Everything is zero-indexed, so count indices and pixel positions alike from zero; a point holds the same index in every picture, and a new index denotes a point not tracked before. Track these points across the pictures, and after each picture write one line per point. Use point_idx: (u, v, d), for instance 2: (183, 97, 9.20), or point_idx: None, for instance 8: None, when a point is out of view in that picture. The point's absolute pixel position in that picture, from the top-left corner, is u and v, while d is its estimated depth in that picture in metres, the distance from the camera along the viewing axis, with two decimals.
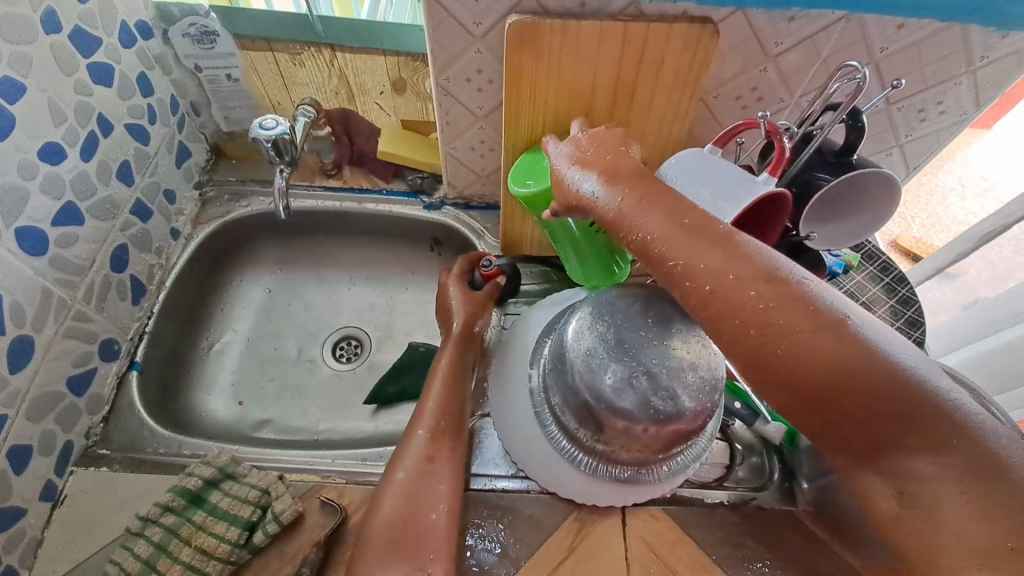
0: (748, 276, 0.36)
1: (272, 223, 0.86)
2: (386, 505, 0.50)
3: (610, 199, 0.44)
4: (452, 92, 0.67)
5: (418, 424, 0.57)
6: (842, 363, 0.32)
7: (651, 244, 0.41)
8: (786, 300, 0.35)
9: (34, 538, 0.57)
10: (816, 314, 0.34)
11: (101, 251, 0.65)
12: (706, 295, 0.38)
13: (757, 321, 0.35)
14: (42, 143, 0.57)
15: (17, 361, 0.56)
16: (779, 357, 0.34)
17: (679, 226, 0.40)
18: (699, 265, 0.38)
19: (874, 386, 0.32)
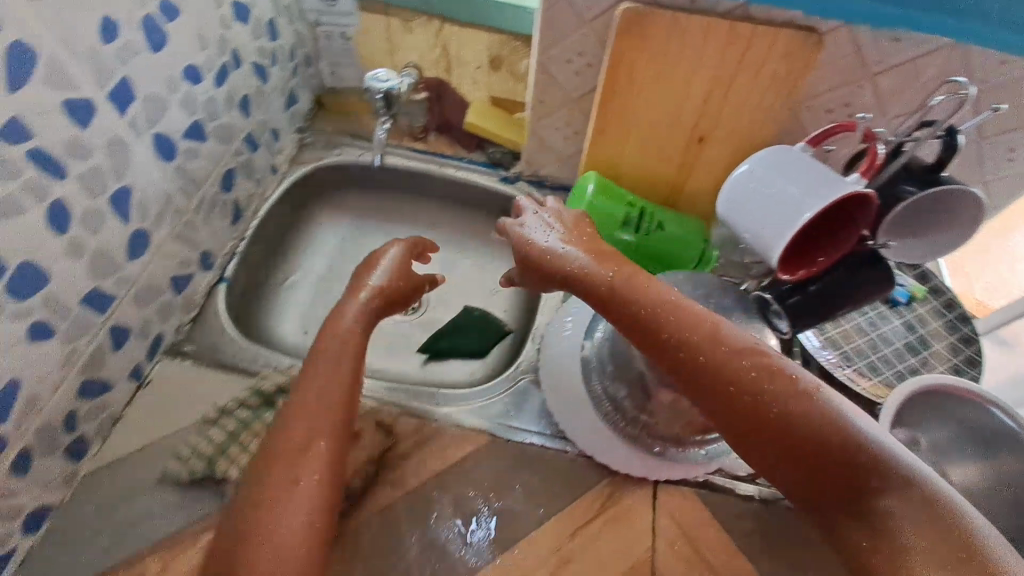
0: (734, 349, 0.43)
1: (357, 174, 0.92)
2: (272, 477, 0.45)
3: (604, 275, 0.52)
4: (551, 71, 0.71)
5: (299, 394, 0.51)
6: (813, 419, 0.39)
7: (644, 319, 0.48)
8: (763, 370, 0.42)
9: (112, 415, 0.62)
10: (786, 378, 0.41)
11: (215, 170, 0.71)
12: (699, 363, 0.44)
13: (739, 386, 0.42)
14: (185, 64, 0.62)
15: (134, 250, 0.60)
16: (764, 415, 0.41)
17: (673, 301, 0.48)
18: (688, 335, 0.45)
19: (840, 435, 0.38)
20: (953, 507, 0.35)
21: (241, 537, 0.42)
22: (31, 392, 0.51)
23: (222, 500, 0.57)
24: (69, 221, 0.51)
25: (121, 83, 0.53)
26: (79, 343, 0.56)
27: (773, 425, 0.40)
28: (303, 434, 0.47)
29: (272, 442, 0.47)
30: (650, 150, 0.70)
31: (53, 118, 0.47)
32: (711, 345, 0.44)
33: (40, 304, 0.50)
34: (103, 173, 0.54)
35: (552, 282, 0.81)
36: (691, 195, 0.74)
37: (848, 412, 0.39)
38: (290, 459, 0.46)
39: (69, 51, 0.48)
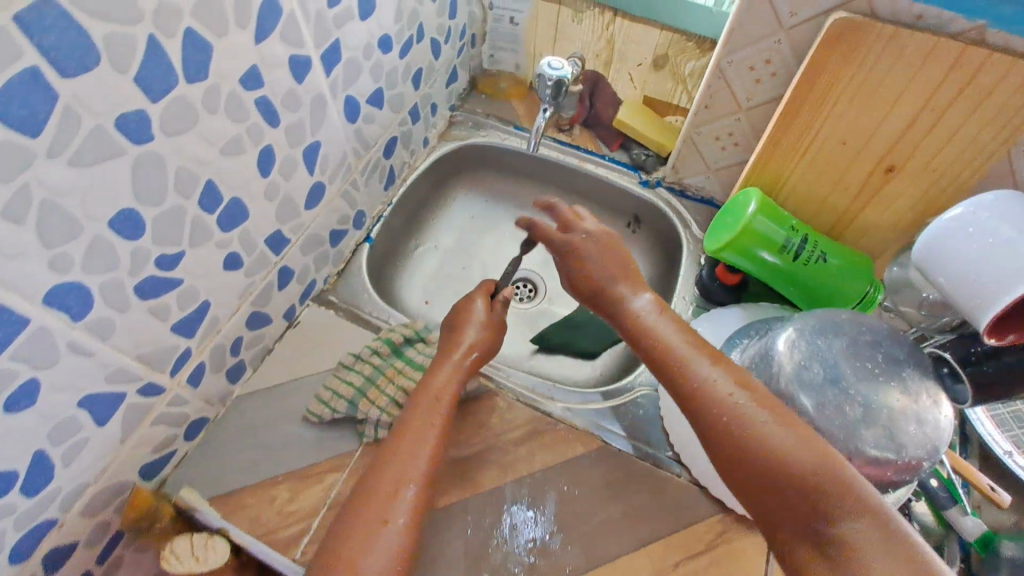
0: (727, 380, 0.47)
1: (497, 158, 0.94)
2: (408, 437, 0.53)
3: (642, 311, 0.55)
4: (727, 76, 0.67)
5: (445, 353, 0.62)
6: (791, 440, 0.43)
7: (671, 354, 0.51)
8: (753, 391, 0.46)
9: (266, 347, 0.67)
10: (767, 400, 0.46)
11: (383, 137, 0.75)
12: (695, 395, 0.47)
13: (738, 422, 0.44)
14: (383, 34, 0.66)
15: (312, 200, 0.65)
16: (742, 437, 0.44)
17: (693, 347, 0.51)
18: (694, 376, 0.48)
19: (816, 463, 0.41)
20: (901, 534, 0.38)
21: (345, 526, 0.47)
22: (215, 313, 0.57)
23: (363, 440, 0.61)
24: (272, 165, 0.56)
25: (333, 45, 0.57)
26: (256, 278, 0.60)
27: (761, 457, 0.43)
28: (443, 386, 0.58)
29: (405, 419, 0.55)
30: (827, 172, 0.64)
31: (280, 70, 0.51)
32: (715, 382, 0.47)
33: (237, 236, 0.55)
34: (303, 127, 0.58)
35: (681, 295, 0.78)
36: (864, 225, 0.67)
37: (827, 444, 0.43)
38: (430, 413, 0.55)
39: (304, 12, 0.52)
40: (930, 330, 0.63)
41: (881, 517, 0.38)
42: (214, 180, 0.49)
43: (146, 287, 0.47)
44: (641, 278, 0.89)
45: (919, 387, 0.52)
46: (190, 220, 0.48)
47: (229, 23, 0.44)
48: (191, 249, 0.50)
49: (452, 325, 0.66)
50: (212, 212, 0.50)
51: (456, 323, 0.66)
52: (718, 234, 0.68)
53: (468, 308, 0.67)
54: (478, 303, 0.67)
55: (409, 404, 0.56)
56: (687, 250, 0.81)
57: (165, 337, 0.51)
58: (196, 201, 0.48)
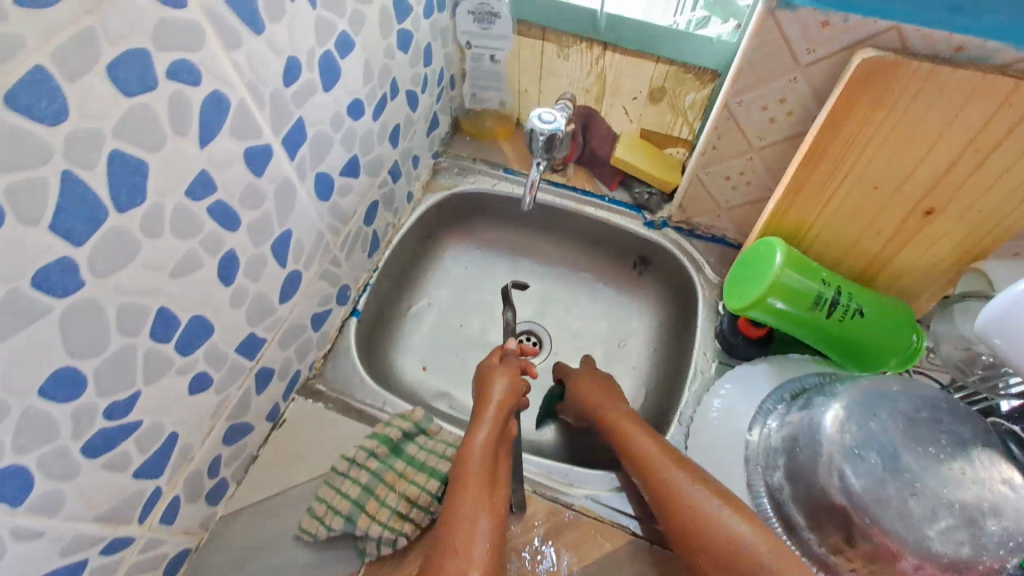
0: (685, 472, 0.53)
1: (488, 205, 0.87)
2: (466, 501, 0.48)
3: (617, 415, 0.62)
4: (738, 116, 0.60)
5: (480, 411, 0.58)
6: (734, 528, 0.46)
7: (640, 457, 0.56)
8: (706, 483, 0.51)
9: (251, 454, 0.61)
10: (718, 492, 0.50)
11: (362, 205, 0.68)
12: (657, 489, 0.53)
13: (703, 521, 0.48)
14: (353, 99, 0.59)
15: (287, 292, 0.58)
16: (695, 524, 0.48)
17: (659, 445, 0.56)
18: (672, 481, 0.52)
19: (760, 554, 0.44)
20: None
21: None
22: (185, 441, 0.50)
23: (364, 559, 0.55)
24: (236, 270, 0.49)
25: (295, 125, 0.51)
26: (230, 390, 0.54)
27: (721, 553, 0.46)
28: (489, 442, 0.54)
29: (464, 481, 0.50)
30: (856, 217, 0.58)
31: (234, 168, 0.45)
32: (677, 479, 0.52)
33: (203, 355, 0.48)
34: (269, 220, 0.51)
35: (700, 351, 0.71)
36: (899, 267, 0.61)
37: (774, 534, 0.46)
38: (482, 476, 0.51)
39: (256, 99, 0.45)
40: (984, 389, 0.58)
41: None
42: (167, 306, 0.43)
43: (95, 442, 0.41)
44: (652, 324, 0.83)
45: (996, 474, 0.45)
46: (143, 356, 0.42)
47: (166, 132, 0.38)
48: (148, 385, 0.44)
49: (478, 383, 0.63)
50: (167, 340, 0.44)
51: (482, 380, 0.62)
52: (741, 291, 0.62)
53: (487, 366, 0.64)
54: (500, 368, 0.63)
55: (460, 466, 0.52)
56: (701, 297, 0.75)
57: (128, 486, 0.45)
58: (148, 334, 0.42)
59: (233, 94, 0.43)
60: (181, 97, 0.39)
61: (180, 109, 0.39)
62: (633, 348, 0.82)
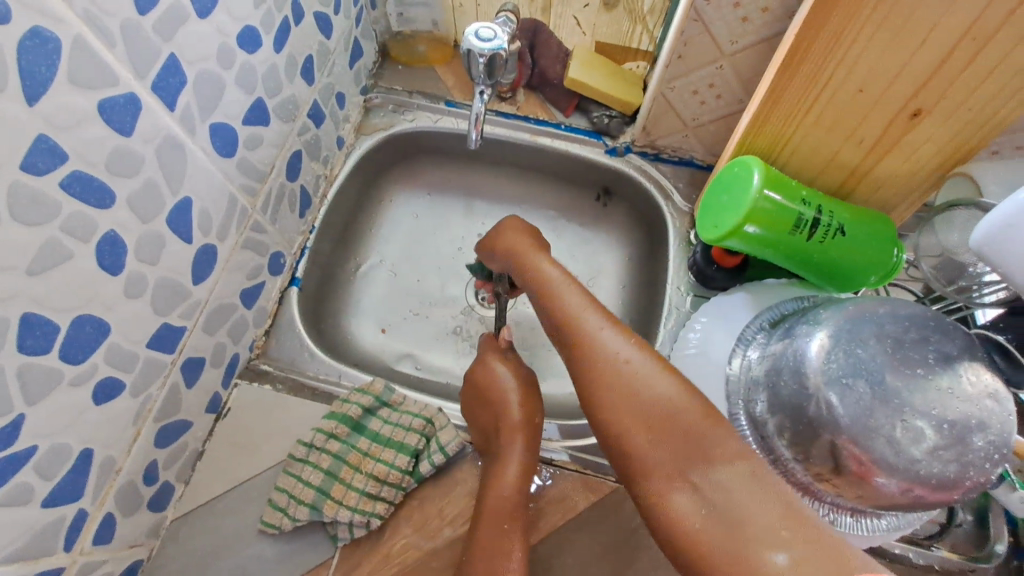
0: (631, 346, 0.41)
1: (433, 144, 0.78)
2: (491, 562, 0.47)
3: (563, 287, 0.47)
4: (706, 18, 0.53)
5: (505, 435, 0.53)
6: (664, 396, 0.38)
7: (586, 339, 0.42)
8: (641, 345, 0.42)
9: (195, 452, 0.55)
10: (649, 353, 0.41)
11: (280, 157, 0.58)
12: (605, 373, 0.40)
13: (621, 379, 0.40)
14: (243, 27, 0.48)
15: (201, 272, 0.49)
16: (632, 388, 0.39)
17: (598, 306, 0.45)
18: (591, 349, 0.42)
19: (695, 410, 0.37)
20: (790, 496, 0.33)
21: None
22: (105, 456, 0.44)
23: (337, 544, 0.52)
24: (124, 257, 0.40)
25: (166, 65, 0.40)
26: (150, 390, 0.47)
27: (641, 423, 0.38)
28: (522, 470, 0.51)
29: (504, 524, 0.48)
30: (838, 123, 0.52)
31: (88, 128, 0.35)
32: (625, 355, 0.41)
33: (103, 359, 0.41)
34: (156, 190, 0.42)
35: (675, 285, 0.67)
36: (879, 178, 0.56)
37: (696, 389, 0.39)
38: (507, 527, 0.48)
39: (100, 34, 0.35)
40: (961, 298, 0.55)
41: (752, 465, 0.35)
42: (33, 310, 0.34)
43: None
44: (623, 260, 0.77)
45: (982, 389, 0.43)
46: (15, 374, 0.34)
47: None
48: (32, 406, 0.36)
49: (489, 402, 0.56)
50: (45, 351, 0.36)
51: (499, 402, 0.55)
52: (715, 219, 0.57)
53: (497, 377, 0.56)
54: (504, 360, 0.58)
55: (495, 504, 0.49)
56: (671, 228, 0.70)
57: (37, 520, 0.39)
58: (15, 348, 0.34)
59: (62, 28, 0.32)
60: None
61: None
62: (603, 287, 0.77)
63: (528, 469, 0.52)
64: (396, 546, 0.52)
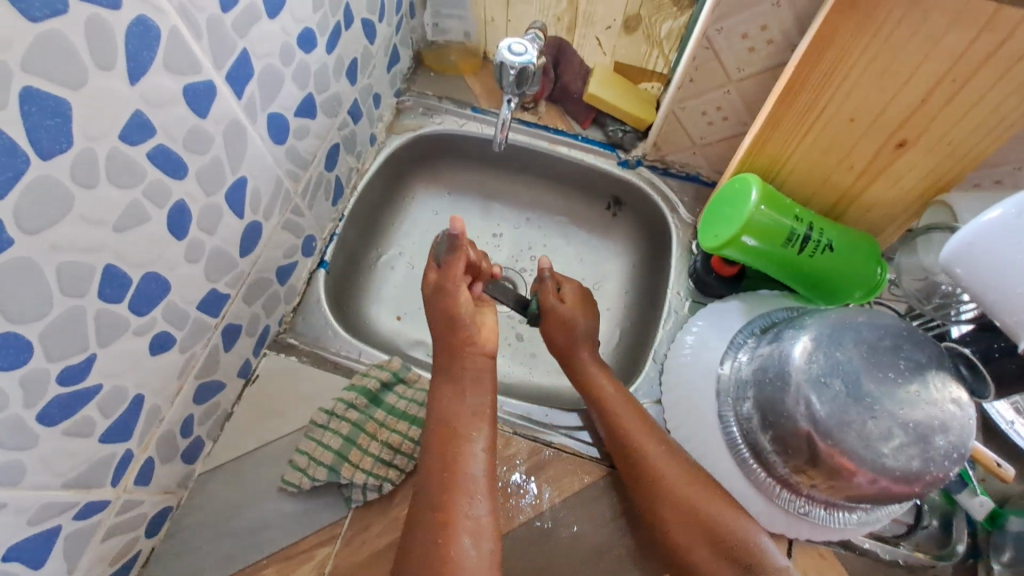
0: (676, 463, 0.55)
1: (457, 147, 0.83)
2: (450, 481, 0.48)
3: (607, 390, 0.61)
4: (717, 47, 0.58)
5: (461, 370, 0.54)
6: (716, 522, 0.52)
7: (627, 447, 0.57)
8: (682, 463, 0.55)
9: (225, 412, 0.59)
10: (690, 473, 0.55)
11: (322, 148, 0.64)
12: (650, 478, 0.55)
13: (672, 492, 0.53)
14: (303, 29, 0.53)
15: (247, 246, 0.55)
16: (683, 510, 0.53)
17: (643, 419, 0.58)
18: (648, 462, 0.55)
19: (735, 527, 0.51)
20: None
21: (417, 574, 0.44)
22: (153, 403, 0.48)
23: (350, 505, 0.56)
24: (188, 224, 0.45)
25: (240, 58, 0.46)
26: (196, 348, 0.52)
27: (693, 527, 0.52)
28: (480, 404, 0.53)
29: (461, 460, 0.49)
30: (831, 149, 0.58)
31: (173, 107, 0.41)
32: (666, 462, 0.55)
33: (162, 314, 0.46)
34: (220, 168, 0.47)
35: (675, 291, 0.72)
36: (867, 202, 0.61)
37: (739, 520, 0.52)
38: (459, 446, 0.50)
39: (192, 29, 0.40)
40: (939, 316, 0.61)
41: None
42: (113, 263, 0.40)
43: (52, 410, 0.39)
44: (628, 266, 0.82)
45: (947, 394, 0.48)
46: (94, 317, 0.39)
47: (87, 65, 0.34)
48: (103, 348, 0.41)
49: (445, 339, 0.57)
50: (119, 300, 0.41)
51: (455, 329, 0.55)
52: (716, 230, 0.62)
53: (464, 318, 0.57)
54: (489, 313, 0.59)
55: (455, 438, 0.50)
56: (675, 239, 0.75)
57: (94, 452, 0.44)
58: (96, 294, 0.39)
59: (162, 21, 0.38)
60: (101, 25, 0.34)
61: (99, 39, 0.34)
62: (608, 290, 0.82)
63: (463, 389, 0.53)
64: (405, 510, 0.56)
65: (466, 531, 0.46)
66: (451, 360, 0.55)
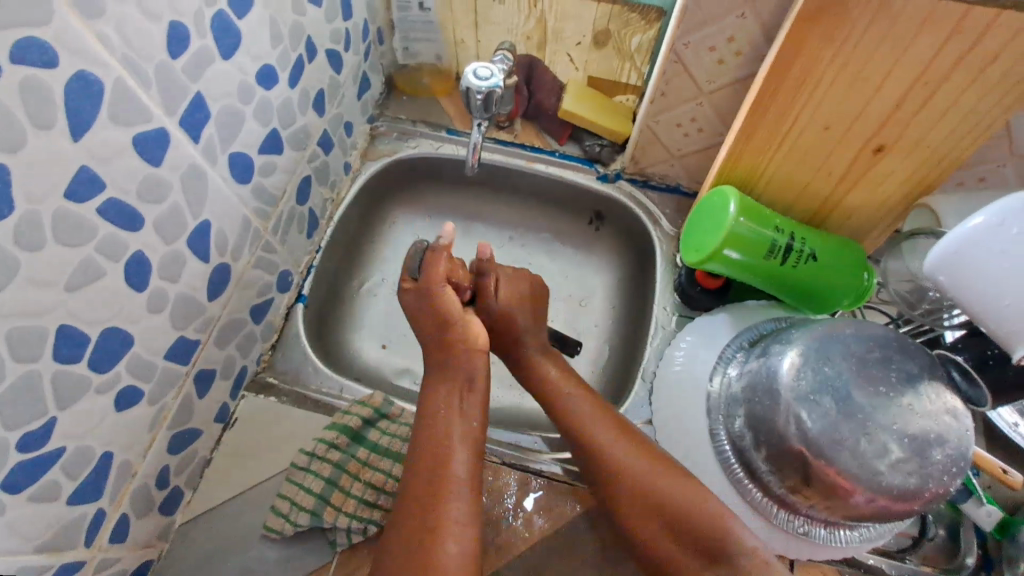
0: (628, 447, 0.54)
1: (434, 170, 0.82)
2: (433, 488, 0.46)
3: (557, 380, 0.60)
4: (685, 60, 0.57)
5: (454, 374, 0.53)
6: (669, 500, 0.50)
7: (579, 436, 0.56)
8: (636, 444, 0.54)
9: (203, 459, 0.58)
10: (641, 452, 0.53)
11: (292, 182, 0.63)
12: (603, 466, 0.54)
13: (625, 475, 0.52)
14: (261, 66, 0.52)
15: (215, 289, 0.53)
16: (637, 494, 0.51)
17: (594, 406, 0.57)
18: (597, 447, 0.54)
19: (686, 501, 0.49)
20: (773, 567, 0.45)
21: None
22: (123, 459, 0.47)
23: (336, 549, 0.54)
24: (149, 274, 0.44)
25: (194, 102, 0.45)
26: (166, 398, 0.50)
27: (645, 510, 0.51)
28: (469, 409, 0.52)
29: (449, 463, 0.48)
30: (808, 157, 0.57)
31: (123, 159, 0.40)
32: (615, 447, 0.54)
33: (126, 368, 0.44)
34: (180, 214, 0.46)
35: (661, 305, 0.71)
36: (849, 208, 0.60)
37: (689, 490, 0.50)
38: (447, 451, 0.48)
39: (138, 78, 0.39)
40: (929, 321, 0.59)
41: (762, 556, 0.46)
42: (68, 323, 0.38)
43: (12, 479, 0.37)
44: (614, 281, 0.81)
45: (941, 405, 0.46)
46: (50, 380, 0.38)
47: (25, 126, 0.33)
48: (63, 410, 0.40)
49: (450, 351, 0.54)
50: (77, 360, 0.40)
51: (448, 333, 0.55)
52: (697, 244, 0.61)
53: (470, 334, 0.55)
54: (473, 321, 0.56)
55: (443, 443, 0.49)
56: (659, 251, 0.74)
57: (61, 516, 0.42)
58: (51, 356, 0.38)
59: (106, 73, 0.37)
60: (37, 83, 0.33)
61: (36, 97, 0.33)
62: (595, 306, 0.80)
63: (456, 398, 0.52)
64: None
65: (452, 536, 0.44)
66: (443, 362, 0.54)
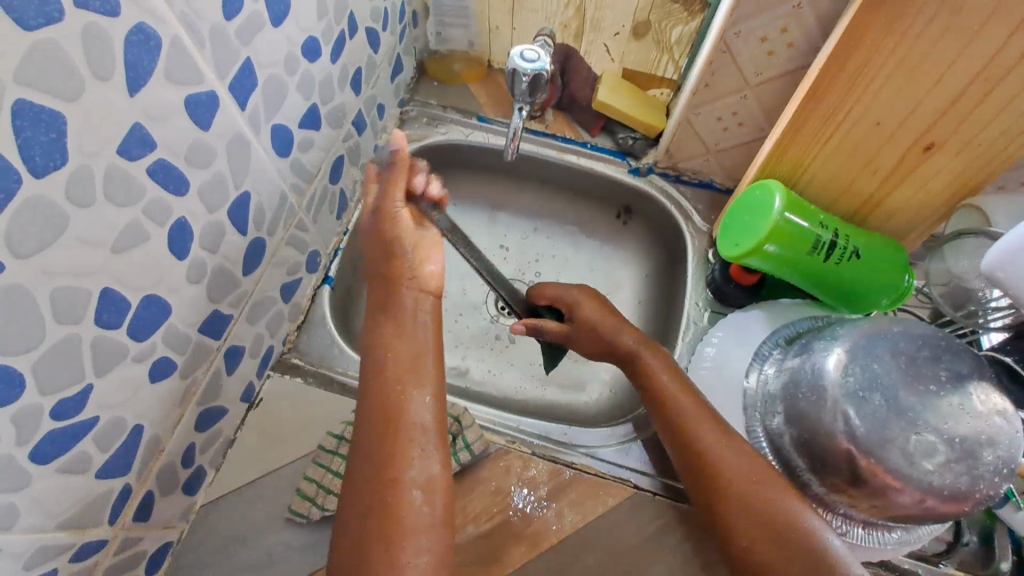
0: (739, 460, 0.50)
1: (462, 158, 0.81)
2: (394, 438, 0.43)
3: (668, 382, 0.56)
4: (734, 51, 0.57)
5: (399, 312, 0.50)
6: (780, 519, 0.47)
7: (688, 444, 0.53)
8: (749, 459, 0.51)
9: (227, 439, 0.56)
10: (755, 466, 0.50)
11: (326, 160, 0.61)
12: (716, 478, 0.50)
13: (733, 490, 0.49)
14: (307, 37, 0.51)
15: (250, 264, 0.52)
16: (744, 508, 0.48)
17: (702, 411, 0.54)
18: (712, 458, 0.51)
19: (796, 522, 0.47)
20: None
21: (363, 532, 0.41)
22: (152, 434, 0.45)
23: None
24: (190, 242, 0.43)
25: (242, 68, 0.43)
26: (197, 372, 0.49)
27: (754, 528, 0.47)
28: (422, 344, 0.48)
29: (406, 409, 0.45)
30: (855, 154, 0.56)
31: (174, 119, 0.38)
32: (727, 458, 0.51)
33: (162, 338, 0.43)
34: (223, 183, 0.45)
35: (693, 301, 0.70)
36: (892, 208, 0.59)
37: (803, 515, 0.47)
38: (403, 397, 0.45)
39: (194, 37, 0.38)
40: (969, 323, 0.59)
41: None
42: (111, 286, 0.37)
43: (45, 447, 0.36)
44: (641, 275, 0.80)
45: (991, 407, 0.45)
46: (90, 345, 0.36)
47: (84, 76, 0.31)
48: (100, 377, 0.38)
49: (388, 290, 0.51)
50: (116, 326, 0.38)
51: (391, 270, 0.52)
52: (736, 238, 0.60)
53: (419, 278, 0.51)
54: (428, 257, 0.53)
55: (396, 386, 0.45)
56: (691, 246, 0.73)
57: (91, 489, 0.41)
58: (92, 320, 0.36)
59: (164, 29, 0.36)
60: (97, 32, 0.31)
61: (97, 48, 0.32)
62: (621, 301, 0.79)
63: (410, 335, 0.49)
64: None
65: (414, 486, 0.42)
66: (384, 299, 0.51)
